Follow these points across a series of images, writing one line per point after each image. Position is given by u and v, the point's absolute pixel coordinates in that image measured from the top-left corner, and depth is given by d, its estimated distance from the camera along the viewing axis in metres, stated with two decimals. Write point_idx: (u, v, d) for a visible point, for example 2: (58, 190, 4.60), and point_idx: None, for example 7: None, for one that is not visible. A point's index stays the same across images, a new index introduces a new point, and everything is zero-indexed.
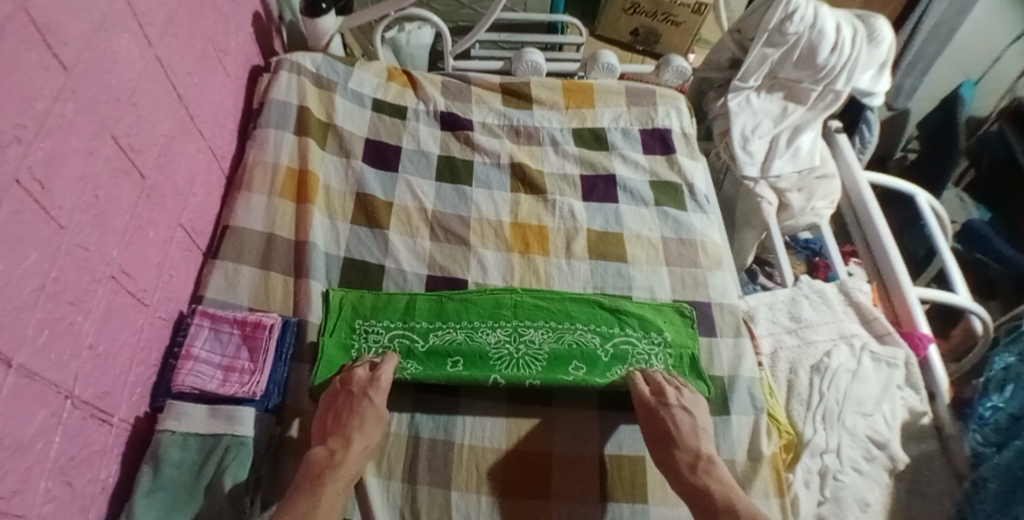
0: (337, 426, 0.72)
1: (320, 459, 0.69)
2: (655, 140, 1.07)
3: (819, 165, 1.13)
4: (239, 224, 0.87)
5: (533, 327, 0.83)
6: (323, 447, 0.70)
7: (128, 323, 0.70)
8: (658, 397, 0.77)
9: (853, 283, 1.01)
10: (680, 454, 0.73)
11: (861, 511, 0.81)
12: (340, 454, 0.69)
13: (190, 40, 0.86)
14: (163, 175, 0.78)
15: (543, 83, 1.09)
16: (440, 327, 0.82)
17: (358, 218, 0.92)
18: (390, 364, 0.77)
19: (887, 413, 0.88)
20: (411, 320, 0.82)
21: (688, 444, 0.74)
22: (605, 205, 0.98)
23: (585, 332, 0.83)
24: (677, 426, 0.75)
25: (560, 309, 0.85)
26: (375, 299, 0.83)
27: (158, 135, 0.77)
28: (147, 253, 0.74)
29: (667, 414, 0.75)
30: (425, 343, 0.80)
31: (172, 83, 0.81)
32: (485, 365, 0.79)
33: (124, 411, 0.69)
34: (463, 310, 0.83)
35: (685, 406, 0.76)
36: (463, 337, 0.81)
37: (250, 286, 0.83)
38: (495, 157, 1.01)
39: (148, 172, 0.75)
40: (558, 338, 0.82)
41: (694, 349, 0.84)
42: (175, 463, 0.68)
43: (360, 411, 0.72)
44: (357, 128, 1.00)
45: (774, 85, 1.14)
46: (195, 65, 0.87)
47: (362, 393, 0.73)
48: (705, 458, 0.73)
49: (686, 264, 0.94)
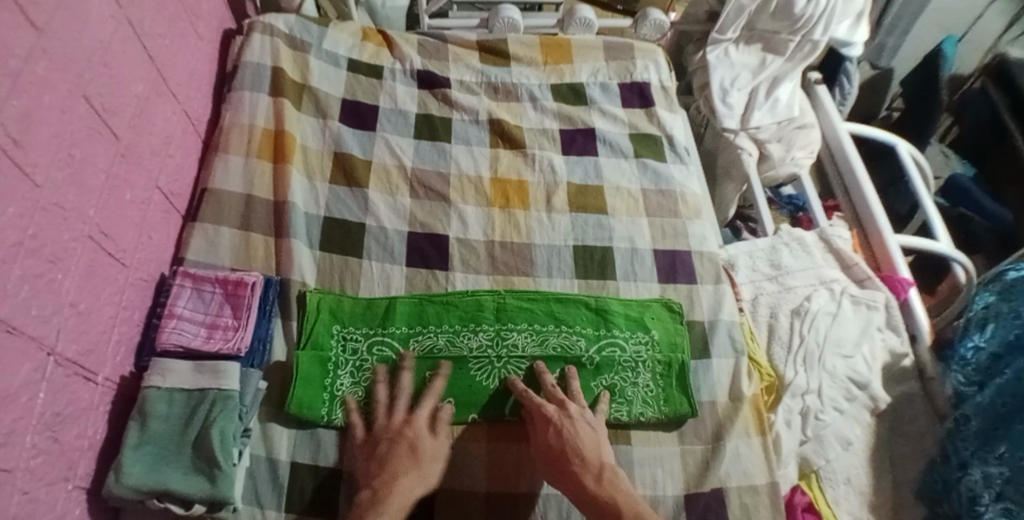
0: (379, 467, 0.68)
1: (364, 502, 0.65)
2: (633, 94, 1.06)
3: (798, 116, 1.13)
4: (217, 186, 0.86)
5: (516, 330, 0.81)
6: (366, 489, 0.66)
7: (109, 282, 0.69)
8: (560, 412, 0.73)
9: (833, 231, 1.01)
10: (580, 466, 0.67)
11: (841, 448, 0.82)
12: (384, 493, 0.66)
13: (161, 2, 0.84)
14: (137, 136, 0.77)
15: (520, 40, 1.09)
16: (420, 331, 0.81)
17: (337, 178, 0.91)
18: (426, 405, 0.74)
19: (866, 354, 0.88)
20: (390, 325, 0.81)
21: (589, 454, 0.68)
22: (584, 158, 0.99)
23: (570, 335, 0.81)
24: (575, 439, 0.70)
25: (545, 310, 0.83)
26: (354, 305, 0.82)
27: (131, 97, 0.76)
28: (125, 214, 0.73)
29: (567, 428, 0.71)
30: (405, 350, 0.79)
31: (144, 45, 0.80)
32: (467, 378, 0.78)
33: (108, 369, 0.70)
34: (443, 313, 0.82)
35: (587, 419, 0.73)
36: (445, 342, 0.80)
37: (230, 247, 0.83)
38: (473, 115, 1.01)
39: (122, 132, 0.74)
40: (541, 343, 0.81)
41: (682, 357, 0.81)
42: (162, 417, 0.69)
43: (400, 452, 0.69)
44: (333, 89, 1.00)
45: (752, 37, 1.13)
46: (166, 28, 0.86)
47: (397, 434, 0.71)
48: (609, 468, 0.68)
49: (665, 215, 0.95)
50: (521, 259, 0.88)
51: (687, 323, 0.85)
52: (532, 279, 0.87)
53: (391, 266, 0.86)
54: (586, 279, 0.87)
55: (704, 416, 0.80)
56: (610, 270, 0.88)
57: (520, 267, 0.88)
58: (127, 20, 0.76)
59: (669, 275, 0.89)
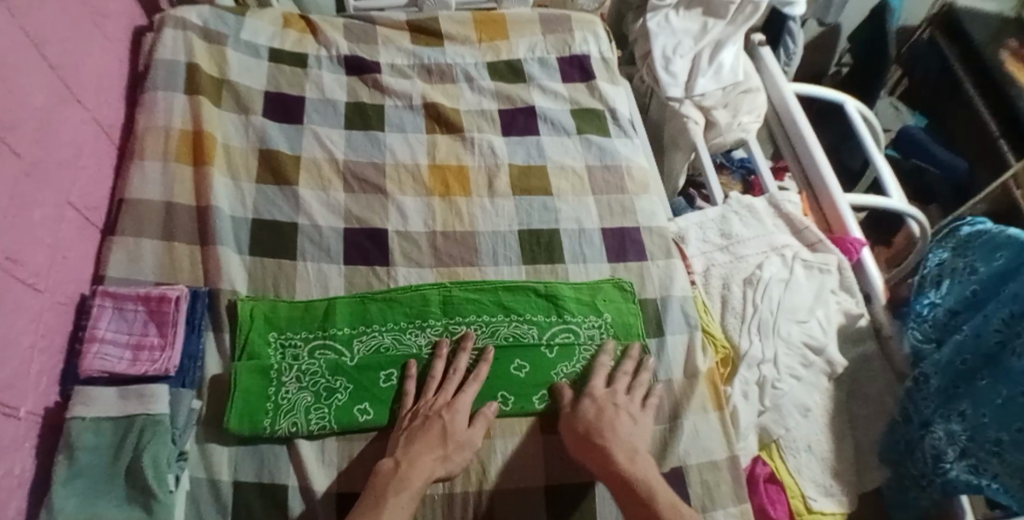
0: (408, 441, 0.68)
1: (386, 472, 0.65)
2: (573, 68, 1.03)
3: (743, 80, 1.09)
4: (136, 196, 0.81)
5: (465, 323, 0.79)
6: (389, 459, 0.66)
7: (24, 310, 0.64)
8: (609, 393, 0.74)
9: (783, 196, 1.00)
10: (614, 447, 0.68)
11: (801, 415, 0.82)
12: (406, 467, 0.65)
13: (57, 1, 0.77)
14: (44, 150, 0.71)
15: (453, 18, 1.04)
16: (365, 331, 0.77)
17: (265, 178, 0.86)
18: (471, 390, 0.73)
19: (821, 318, 0.87)
20: (331, 328, 0.76)
21: (624, 437, 0.69)
22: (526, 138, 0.95)
23: (521, 324, 0.79)
24: (613, 423, 0.70)
25: (493, 300, 0.80)
26: (291, 309, 0.77)
27: (33, 110, 0.69)
28: (35, 236, 0.67)
29: (610, 411, 0.71)
30: (350, 352, 0.76)
31: (41, 51, 0.73)
32: (419, 376, 0.75)
33: (31, 402, 0.64)
34: (387, 311, 0.78)
35: (630, 410, 0.72)
36: (391, 341, 0.77)
37: (154, 260, 0.78)
38: (407, 100, 0.96)
39: (25, 147, 0.67)
40: (492, 333, 0.78)
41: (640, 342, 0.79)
42: (90, 448, 0.65)
43: (429, 430, 0.68)
44: (254, 81, 0.93)
45: (692, 1, 1.12)
46: (68, 32, 0.79)
47: (437, 414, 0.70)
48: (642, 452, 0.68)
49: (612, 191, 0.92)
50: (465, 248, 0.85)
51: (640, 301, 0.84)
52: (477, 269, 0.84)
53: (328, 266, 0.82)
54: (534, 264, 0.85)
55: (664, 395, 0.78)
56: (558, 253, 0.86)
57: (465, 257, 0.84)
58: (18, 22, 0.69)
59: (619, 254, 0.87)
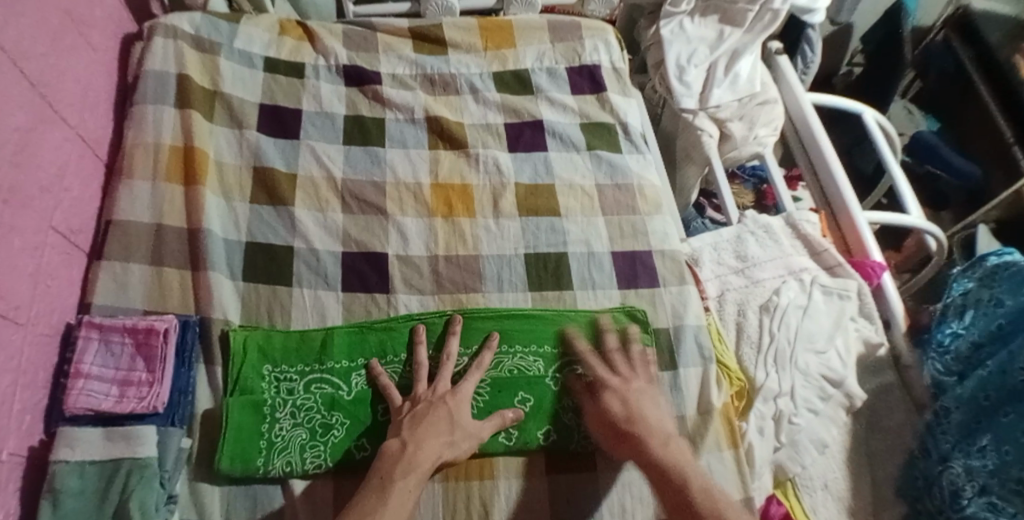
0: (414, 424, 0.66)
1: (393, 452, 0.63)
2: (583, 78, 0.98)
3: (760, 90, 1.05)
4: (124, 217, 0.77)
5: (468, 355, 0.75)
6: (395, 439, 0.64)
7: (5, 346, 0.60)
8: (621, 382, 0.71)
9: (800, 214, 0.95)
10: (648, 435, 0.66)
11: (816, 451, 0.79)
12: (412, 449, 0.63)
13: (36, 9, 0.72)
14: (22, 174, 0.66)
15: (457, 24, 0.99)
16: (362, 363, 0.73)
17: (259, 197, 0.82)
18: (470, 382, 0.71)
19: (840, 349, 0.83)
20: (328, 360, 0.73)
21: (654, 426, 0.67)
22: (532, 154, 0.91)
23: (526, 356, 0.75)
24: (644, 411, 0.68)
25: (498, 330, 0.76)
26: (286, 339, 0.74)
27: (11, 130, 0.65)
28: (15, 265, 0.63)
29: (636, 399, 0.69)
30: (347, 386, 0.72)
31: (20, 66, 0.68)
32: None
33: (13, 442, 0.61)
34: (386, 342, 0.74)
35: (655, 396, 0.71)
36: (390, 374, 0.73)
37: (142, 286, 0.74)
38: (408, 112, 0.92)
39: (1, 171, 0.63)
40: (496, 366, 0.75)
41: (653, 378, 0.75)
42: (75, 493, 0.62)
43: (434, 415, 0.67)
44: (249, 93, 0.89)
45: (708, 8, 1.07)
46: (49, 44, 0.74)
47: (440, 399, 0.69)
48: (674, 438, 0.66)
49: (623, 211, 0.88)
50: (468, 273, 0.81)
51: (652, 332, 0.80)
52: (481, 295, 0.80)
53: (325, 292, 0.78)
54: (540, 291, 0.81)
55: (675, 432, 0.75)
56: (565, 279, 0.82)
57: (468, 283, 0.80)
58: None
59: (630, 280, 0.83)
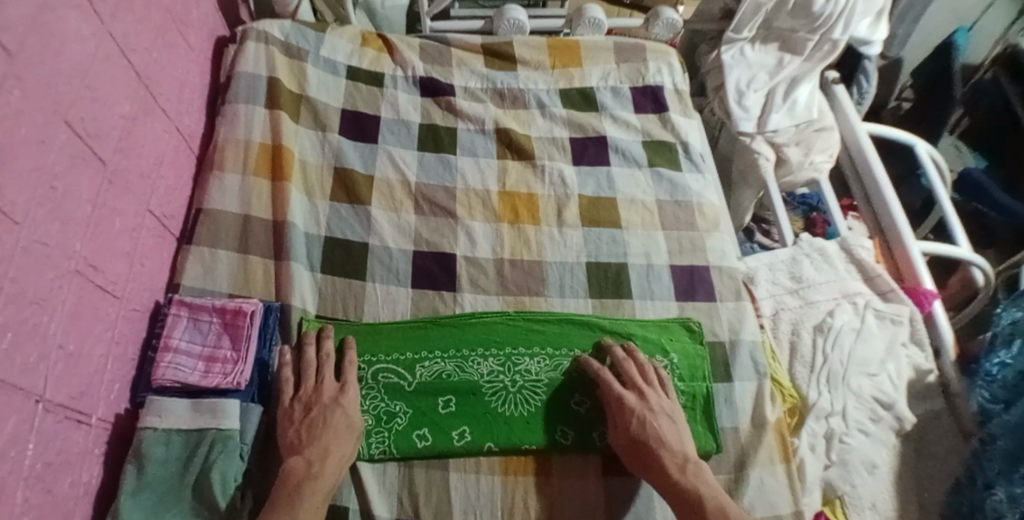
0: (311, 438, 0.66)
1: (298, 472, 0.63)
2: (647, 98, 1.02)
3: (817, 118, 1.07)
4: (214, 207, 0.82)
5: (528, 355, 0.78)
6: (299, 457, 0.64)
7: (100, 318, 0.64)
8: (641, 403, 0.71)
9: (855, 240, 0.97)
10: (667, 456, 0.68)
11: (867, 472, 0.79)
12: (318, 466, 0.64)
13: (143, 5, 0.76)
14: (125, 158, 0.71)
15: (527, 43, 1.04)
16: (427, 356, 0.77)
17: (338, 195, 0.87)
18: (355, 378, 0.73)
19: (891, 373, 0.85)
20: (393, 351, 0.77)
21: (674, 446, 0.69)
22: (596, 168, 0.94)
23: (583, 361, 0.78)
24: (658, 429, 0.69)
25: (558, 334, 0.79)
26: (355, 330, 0.78)
27: (117, 117, 0.69)
28: (114, 244, 0.67)
29: (650, 420, 0.70)
30: (413, 377, 0.75)
31: (129, 60, 0.73)
32: (480, 404, 0.74)
33: (103, 409, 0.65)
34: (450, 338, 0.78)
35: (665, 409, 0.72)
36: (453, 368, 0.76)
37: (227, 272, 0.79)
38: (479, 124, 0.96)
39: (108, 155, 0.67)
40: (555, 367, 0.77)
41: (706, 387, 0.78)
42: (160, 459, 0.64)
43: (331, 422, 0.67)
44: (332, 99, 0.95)
45: (769, 36, 1.08)
46: (153, 39, 0.78)
47: (333, 403, 0.69)
48: (693, 460, 0.68)
49: (682, 228, 0.90)
50: (532, 278, 0.84)
51: (707, 344, 0.82)
52: (543, 299, 0.83)
53: (396, 288, 0.82)
54: (600, 299, 0.84)
55: (728, 444, 0.76)
56: (625, 289, 0.85)
57: (530, 286, 0.84)
58: (107, 27, 0.68)
59: (688, 293, 0.85)
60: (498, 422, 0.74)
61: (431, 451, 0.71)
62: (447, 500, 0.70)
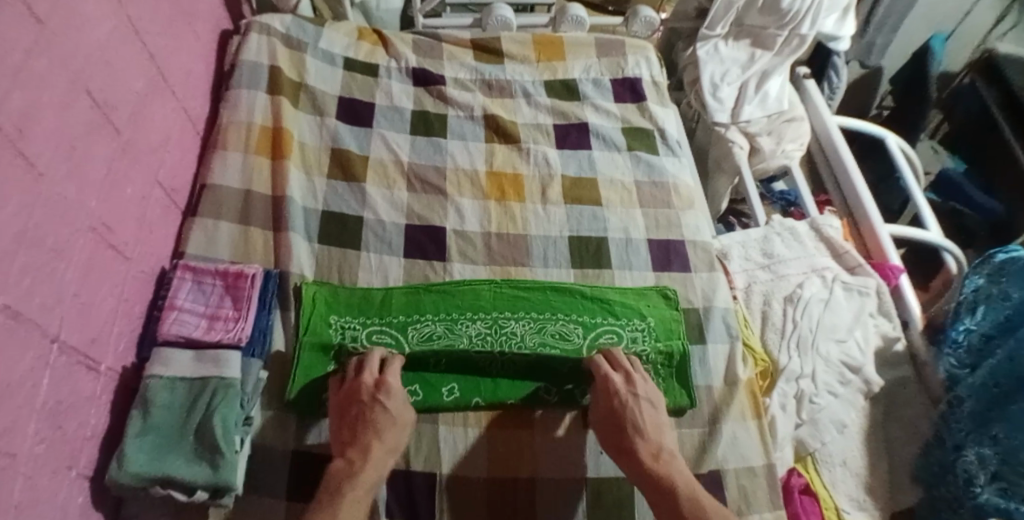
0: (353, 438, 0.68)
1: (339, 470, 0.65)
2: (625, 89, 1.08)
3: (787, 109, 1.15)
4: (217, 182, 0.87)
5: (514, 319, 0.81)
6: (340, 458, 0.67)
7: (110, 274, 0.69)
8: (627, 387, 0.74)
9: (824, 220, 1.03)
10: (642, 444, 0.70)
11: (836, 431, 0.84)
12: (360, 464, 0.66)
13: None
14: (137, 132, 0.76)
15: (514, 39, 1.10)
16: (418, 320, 0.81)
17: (335, 174, 0.92)
18: (394, 369, 0.74)
19: (859, 339, 0.89)
20: (387, 315, 0.81)
21: (651, 435, 0.71)
22: (578, 152, 1.00)
23: (567, 323, 0.82)
24: (638, 417, 0.72)
25: (542, 300, 0.84)
26: (350, 295, 0.82)
27: (131, 93, 0.75)
28: (124, 209, 0.72)
29: (633, 404, 0.72)
30: (405, 339, 0.79)
31: (143, 41, 0.78)
32: (469, 363, 0.78)
33: (110, 360, 0.69)
34: (440, 303, 0.82)
35: (651, 398, 0.74)
36: (443, 330, 0.80)
37: (229, 241, 0.84)
38: (468, 111, 1.02)
39: (122, 127, 0.73)
40: (539, 330, 0.81)
41: (682, 348, 0.82)
42: (165, 405, 0.69)
43: (373, 419, 0.69)
44: (330, 88, 1.01)
45: (741, 32, 1.15)
46: (164, 26, 0.84)
47: (372, 399, 0.70)
48: (668, 450, 0.70)
49: (659, 206, 0.96)
50: (517, 250, 0.89)
51: (683, 310, 0.87)
52: (528, 269, 0.88)
53: (388, 257, 0.87)
54: (582, 269, 0.89)
55: (703, 402, 0.81)
56: (605, 259, 0.90)
57: (516, 257, 0.89)
58: (124, 10, 0.74)
59: (664, 264, 0.90)
60: (486, 382, 0.78)
61: (423, 404, 0.75)
62: (436, 452, 0.74)
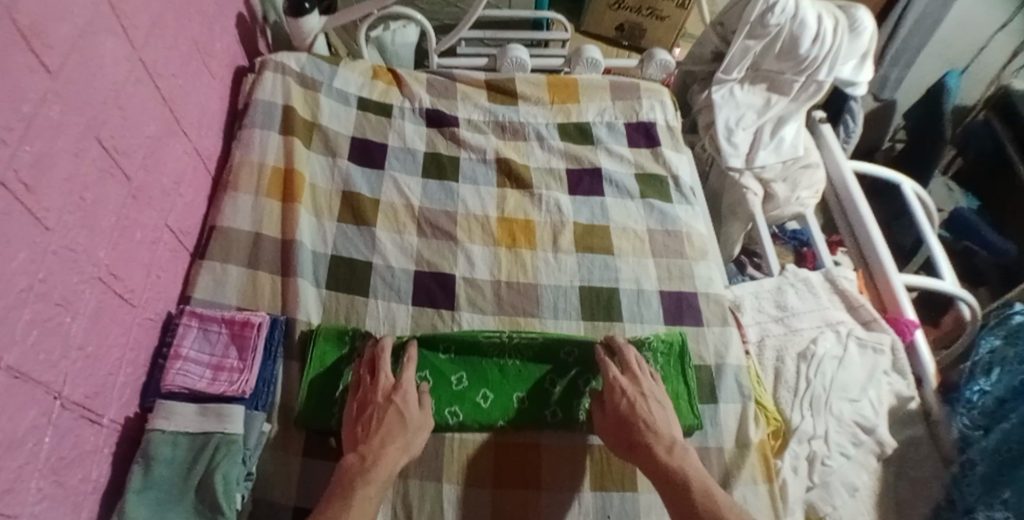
0: (366, 434, 0.69)
1: (352, 466, 0.66)
2: (639, 134, 1.07)
3: (803, 155, 1.13)
4: (227, 224, 0.86)
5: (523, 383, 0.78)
6: (354, 454, 0.67)
7: (117, 324, 0.68)
8: (633, 387, 0.76)
9: (839, 271, 1.01)
10: (654, 439, 0.71)
11: (848, 495, 0.82)
12: (371, 459, 0.66)
13: (172, 35, 0.82)
14: (149, 174, 0.76)
15: (528, 80, 1.10)
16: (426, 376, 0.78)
17: (345, 217, 0.92)
18: (410, 371, 0.76)
19: (873, 398, 0.87)
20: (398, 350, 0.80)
21: (662, 430, 0.72)
22: (591, 198, 0.99)
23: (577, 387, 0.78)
24: (647, 415, 0.73)
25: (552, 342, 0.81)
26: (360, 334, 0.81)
27: (144, 137, 0.74)
28: (132, 255, 0.71)
29: (641, 403, 0.74)
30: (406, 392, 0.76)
31: (157, 84, 0.78)
32: (478, 354, 0.81)
33: (114, 411, 0.68)
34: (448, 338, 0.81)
35: (657, 397, 0.75)
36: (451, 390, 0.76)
37: (237, 286, 0.83)
38: (481, 153, 1.02)
39: (134, 172, 0.72)
40: None
41: (680, 337, 0.85)
42: (166, 460, 0.67)
43: (387, 420, 0.70)
44: (343, 127, 1.00)
45: (757, 77, 1.14)
46: (179, 66, 0.84)
47: (388, 400, 0.72)
48: (681, 444, 0.71)
49: (671, 256, 0.95)
50: (527, 299, 0.88)
51: (694, 367, 0.85)
52: (537, 320, 0.87)
53: (397, 305, 0.86)
54: (592, 321, 0.88)
55: (712, 464, 0.79)
56: (616, 312, 0.88)
57: (526, 307, 0.88)
58: (138, 54, 0.74)
59: (675, 317, 0.89)
60: (492, 371, 0.81)
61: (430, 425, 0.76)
62: (440, 513, 0.72)
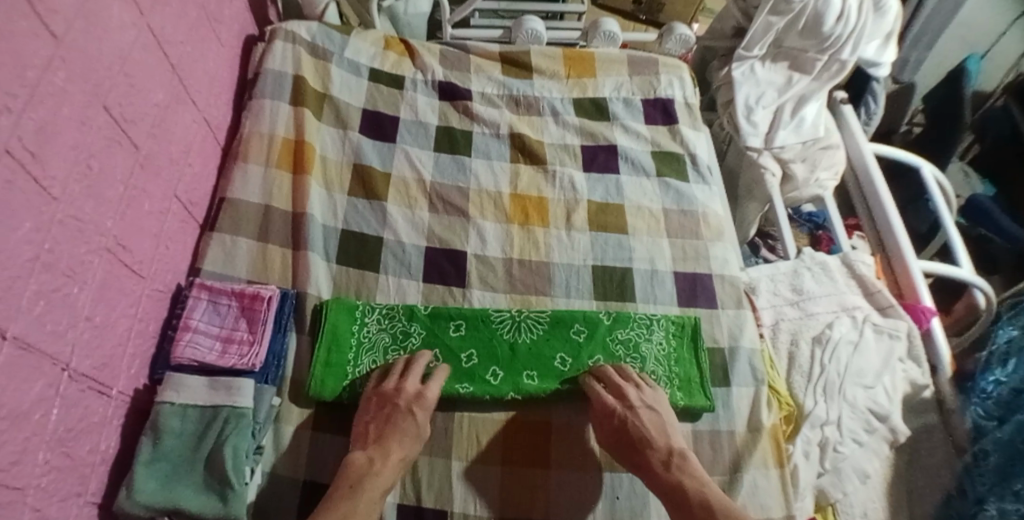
0: (379, 435, 0.70)
1: (358, 466, 0.67)
2: (657, 110, 1.05)
3: (823, 136, 1.10)
4: (237, 196, 0.85)
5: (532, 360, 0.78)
6: (362, 453, 0.69)
7: (125, 295, 0.67)
8: (623, 403, 0.74)
9: (855, 256, 0.99)
10: (652, 453, 0.72)
11: (859, 482, 0.81)
12: (379, 463, 0.68)
13: (181, 0, 0.80)
14: (156, 144, 0.74)
15: (544, 53, 1.07)
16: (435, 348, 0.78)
17: (356, 191, 0.91)
18: (437, 381, 0.75)
19: (888, 386, 0.86)
20: (411, 325, 0.80)
21: (659, 442, 0.73)
22: (605, 176, 0.97)
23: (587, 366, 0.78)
24: (644, 429, 0.73)
25: (562, 318, 0.82)
26: (376, 308, 0.81)
27: (152, 105, 0.73)
28: (141, 226, 0.70)
29: (638, 418, 0.73)
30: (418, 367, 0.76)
31: (165, 51, 0.76)
32: (488, 330, 0.80)
33: (122, 382, 0.67)
34: (457, 312, 0.81)
35: (657, 408, 0.76)
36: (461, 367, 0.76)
37: (247, 258, 0.82)
38: (494, 128, 1.00)
39: (142, 142, 0.71)
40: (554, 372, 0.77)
41: (694, 319, 0.84)
42: (175, 433, 0.67)
43: (401, 425, 0.71)
44: (354, 99, 0.98)
45: (779, 54, 1.11)
46: (188, 34, 0.82)
47: (408, 408, 0.72)
48: (679, 453, 0.72)
49: (687, 236, 0.93)
50: (540, 278, 0.87)
51: (707, 349, 0.84)
52: (549, 298, 0.86)
53: (407, 282, 0.85)
54: (605, 300, 0.86)
55: (723, 446, 0.79)
56: (629, 292, 0.87)
57: (538, 286, 0.86)
58: (146, 19, 0.72)
59: (690, 299, 0.88)
60: (502, 348, 0.80)
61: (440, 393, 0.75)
62: (448, 488, 0.73)
